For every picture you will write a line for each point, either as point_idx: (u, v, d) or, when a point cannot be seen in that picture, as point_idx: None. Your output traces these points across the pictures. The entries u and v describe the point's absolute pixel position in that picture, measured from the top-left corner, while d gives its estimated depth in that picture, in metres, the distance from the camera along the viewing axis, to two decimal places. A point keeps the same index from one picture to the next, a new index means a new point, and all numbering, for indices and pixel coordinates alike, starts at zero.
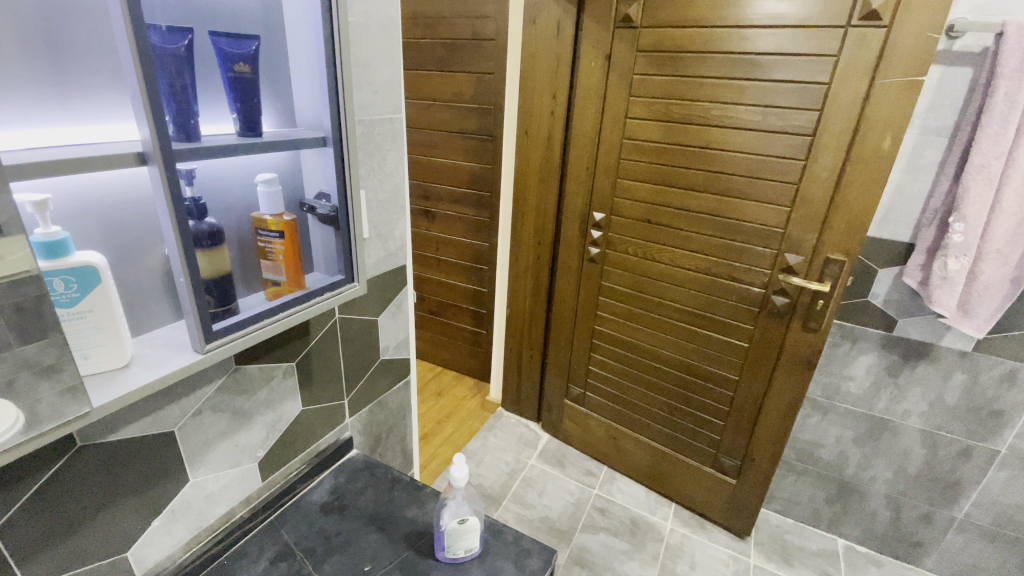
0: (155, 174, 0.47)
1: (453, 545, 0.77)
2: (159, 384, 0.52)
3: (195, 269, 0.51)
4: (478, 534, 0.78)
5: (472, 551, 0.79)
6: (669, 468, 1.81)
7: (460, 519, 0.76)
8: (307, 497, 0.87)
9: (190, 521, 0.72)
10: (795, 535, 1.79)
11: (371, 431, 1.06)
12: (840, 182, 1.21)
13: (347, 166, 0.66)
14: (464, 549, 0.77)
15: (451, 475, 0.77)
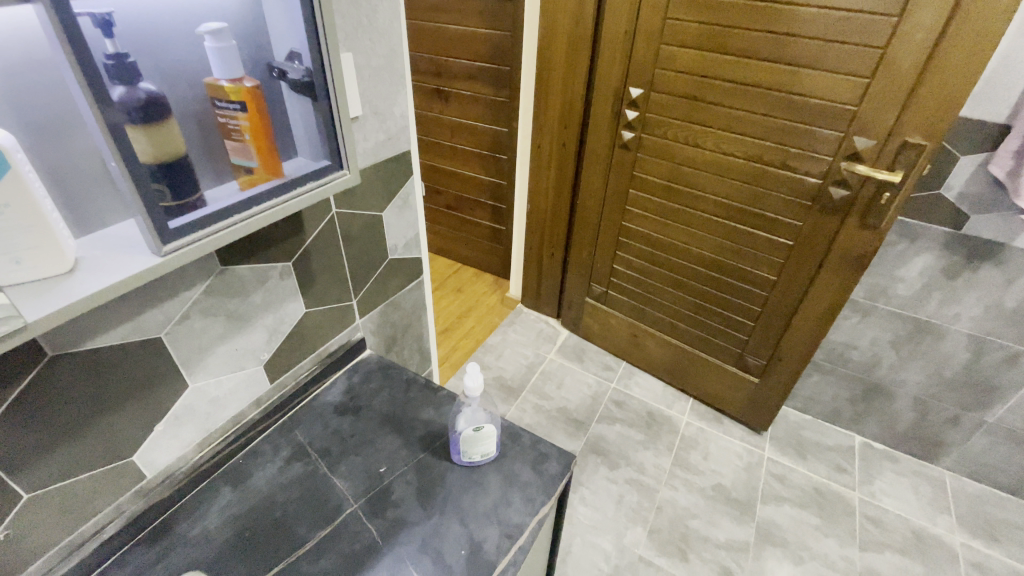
0: (44, 17, 0.35)
1: (469, 451, 0.74)
2: (113, 293, 0.44)
3: (130, 151, 0.41)
4: (496, 440, 0.75)
5: (488, 455, 0.75)
6: (690, 366, 1.78)
7: (475, 427, 0.72)
8: (321, 397, 0.85)
9: (199, 424, 0.69)
10: (812, 431, 1.80)
11: (385, 332, 1.01)
12: (939, 44, 0.97)
13: (319, 14, 0.51)
14: (480, 454, 0.74)
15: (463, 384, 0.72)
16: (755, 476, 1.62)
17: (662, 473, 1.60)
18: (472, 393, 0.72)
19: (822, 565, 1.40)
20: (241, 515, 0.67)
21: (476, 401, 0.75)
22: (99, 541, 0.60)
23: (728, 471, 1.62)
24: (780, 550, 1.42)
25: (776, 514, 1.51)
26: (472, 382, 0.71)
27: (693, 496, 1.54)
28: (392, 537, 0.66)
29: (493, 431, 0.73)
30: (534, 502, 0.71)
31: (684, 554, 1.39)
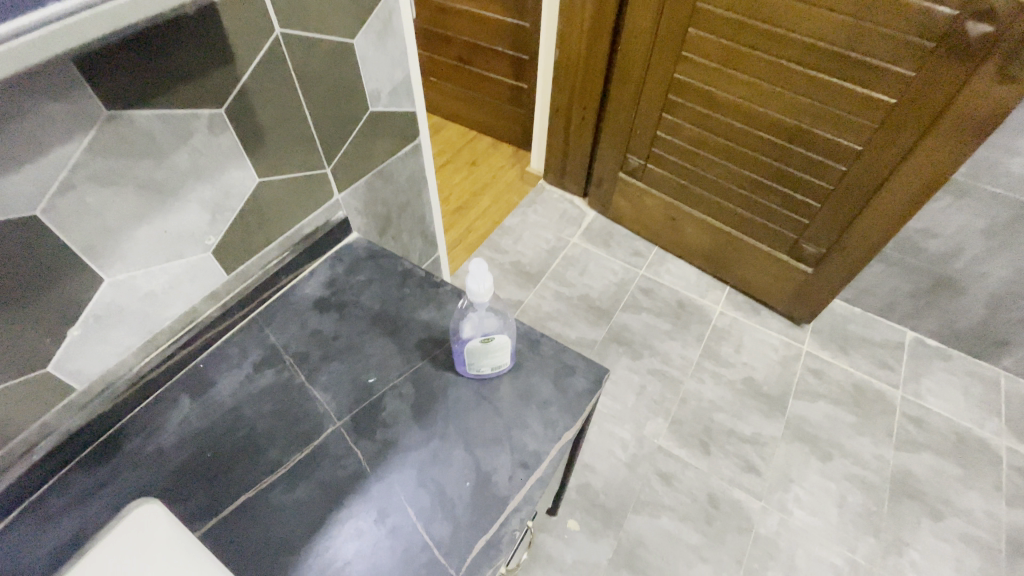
0: None
1: (476, 365, 0.59)
2: None
3: None
4: (510, 351, 0.59)
5: (500, 367, 0.60)
6: (733, 252, 1.58)
7: (483, 339, 0.56)
8: (297, 291, 0.69)
9: (137, 325, 0.55)
10: (859, 325, 1.63)
11: (375, 210, 0.81)
12: None
13: None
14: (491, 367, 0.59)
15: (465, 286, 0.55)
16: (791, 371, 1.50)
17: (690, 365, 1.48)
18: (479, 298, 0.55)
19: (852, 463, 1.33)
20: (202, 432, 0.56)
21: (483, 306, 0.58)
22: (28, 463, 0.50)
23: (761, 365, 1.51)
24: (809, 446, 1.35)
25: (808, 410, 1.42)
26: (477, 284, 0.54)
27: (721, 390, 1.44)
28: (381, 463, 0.54)
29: (507, 342, 0.57)
30: (556, 425, 0.57)
31: (707, 447, 1.33)
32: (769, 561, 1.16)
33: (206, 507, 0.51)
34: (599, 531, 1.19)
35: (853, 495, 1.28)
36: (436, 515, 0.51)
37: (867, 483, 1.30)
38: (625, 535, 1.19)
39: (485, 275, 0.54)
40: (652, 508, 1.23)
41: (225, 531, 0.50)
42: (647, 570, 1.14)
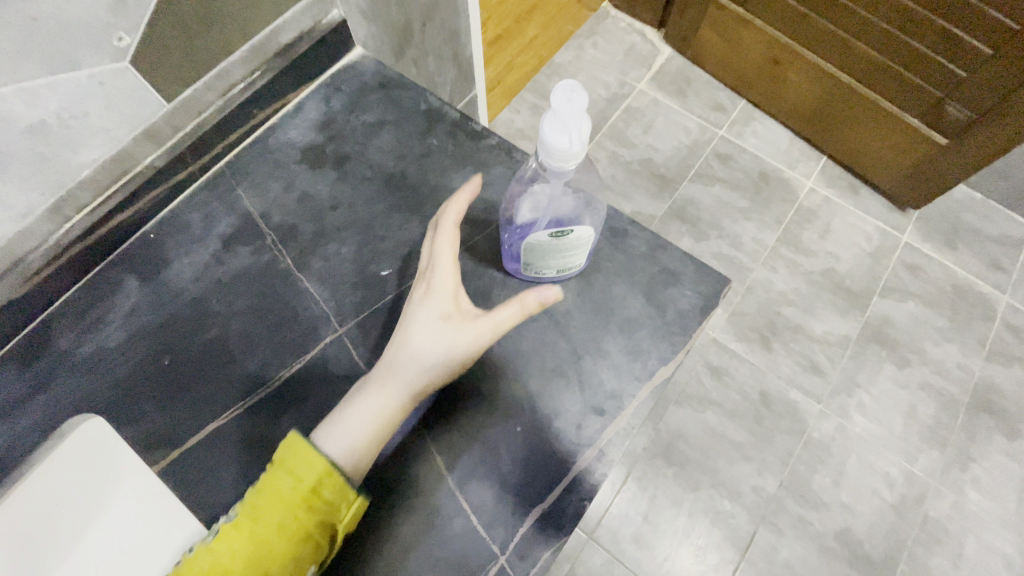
0: None
1: (534, 264, 0.44)
2: None
3: None
4: (586, 252, 0.44)
5: (568, 270, 0.45)
6: (845, 112, 1.25)
7: (556, 232, 0.40)
8: (278, 134, 0.49)
9: (31, 175, 0.36)
10: (975, 215, 1.34)
11: (389, 13, 0.55)
12: None
13: None
14: (555, 270, 0.44)
15: (544, 143, 0.37)
16: (881, 265, 1.27)
17: (762, 251, 1.27)
18: (563, 164, 0.37)
19: (931, 371, 1.18)
20: (156, 331, 0.41)
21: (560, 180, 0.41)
22: None
23: (847, 254, 1.28)
24: (886, 350, 1.19)
25: (893, 311, 1.23)
26: (565, 142, 0.36)
27: (795, 281, 1.24)
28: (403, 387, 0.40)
29: (586, 239, 0.41)
30: None
31: (768, 343, 1.18)
32: (818, 465, 1.09)
33: (171, 433, 0.39)
34: None
35: (924, 406, 1.15)
36: None
37: (944, 395, 1.16)
38: (665, 427, 1.11)
39: (579, 129, 0.36)
40: (698, 403, 1.13)
41: (200, 465, 0.38)
42: (683, 462, 1.08)
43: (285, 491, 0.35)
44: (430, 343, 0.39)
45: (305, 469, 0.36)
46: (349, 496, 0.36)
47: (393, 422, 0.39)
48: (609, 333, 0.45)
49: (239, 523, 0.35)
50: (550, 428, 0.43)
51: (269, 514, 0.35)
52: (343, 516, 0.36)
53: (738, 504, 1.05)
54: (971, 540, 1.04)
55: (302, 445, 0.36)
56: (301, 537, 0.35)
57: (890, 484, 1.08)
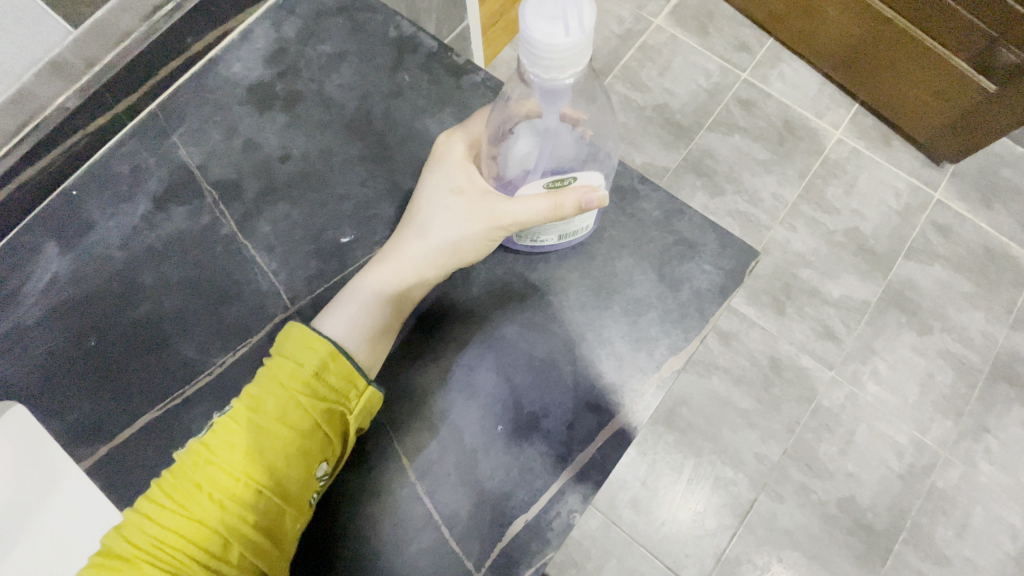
0: None
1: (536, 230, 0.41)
2: None
3: None
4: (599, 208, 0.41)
5: (586, 228, 0.43)
6: (883, 52, 1.12)
7: (555, 179, 0.39)
8: (222, 69, 0.45)
9: None
10: (1018, 170, 1.23)
11: None
12: None
13: None
14: (560, 234, 0.42)
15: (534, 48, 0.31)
16: (910, 225, 1.18)
17: (782, 208, 1.18)
18: (567, 67, 0.31)
19: (953, 338, 1.12)
20: (81, 304, 0.40)
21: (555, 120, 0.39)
22: None
23: (873, 213, 1.19)
24: (906, 316, 1.12)
25: (918, 274, 1.15)
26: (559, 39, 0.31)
27: (814, 241, 1.16)
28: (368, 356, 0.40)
29: (598, 181, 0.40)
30: None
31: (781, 307, 1.12)
32: (825, 433, 1.05)
33: (97, 422, 0.38)
34: None
35: (941, 374, 1.09)
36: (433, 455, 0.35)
37: (964, 364, 1.10)
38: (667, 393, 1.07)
39: (576, 16, 0.31)
40: (704, 368, 1.09)
41: (140, 436, 0.38)
42: (686, 429, 1.05)
43: (291, 379, 0.37)
44: (444, 225, 0.41)
45: (307, 354, 0.38)
46: (355, 387, 0.38)
47: (385, 318, 0.41)
48: (578, 291, 0.44)
49: (239, 415, 0.36)
50: (511, 396, 0.42)
51: (271, 404, 0.37)
52: (352, 406, 0.38)
53: (740, 472, 1.03)
54: (978, 511, 1.01)
55: (307, 332, 0.38)
56: (309, 427, 0.37)
57: (899, 454, 1.04)
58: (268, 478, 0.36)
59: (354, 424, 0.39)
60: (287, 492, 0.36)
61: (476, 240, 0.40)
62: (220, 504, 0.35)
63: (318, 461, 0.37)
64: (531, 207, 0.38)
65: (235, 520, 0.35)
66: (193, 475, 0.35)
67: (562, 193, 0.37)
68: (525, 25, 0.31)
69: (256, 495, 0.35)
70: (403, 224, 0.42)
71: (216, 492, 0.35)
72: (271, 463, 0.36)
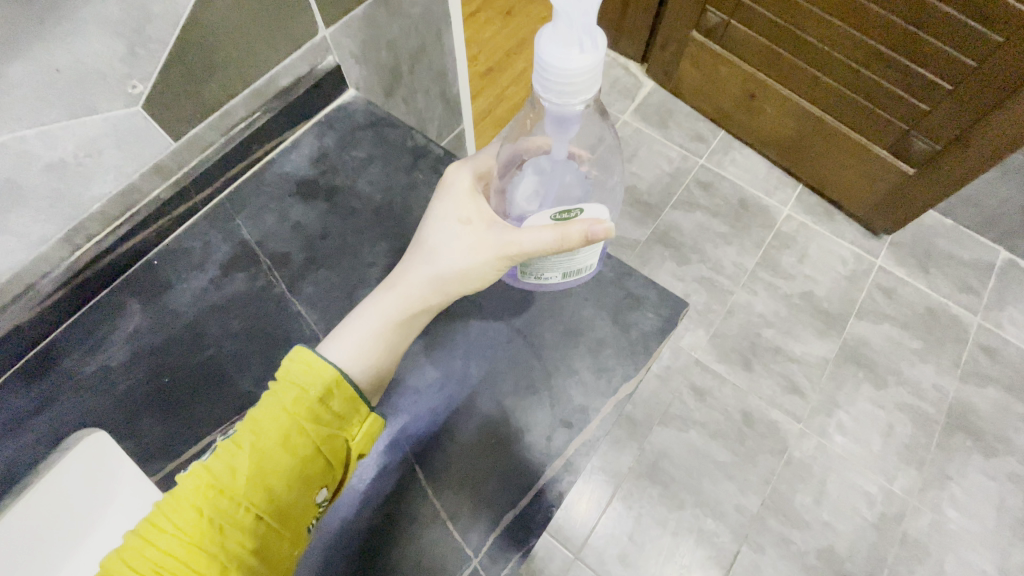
0: None
1: (539, 268, 0.44)
2: None
3: None
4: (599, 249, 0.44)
5: (586, 270, 0.46)
6: (818, 142, 1.31)
7: (562, 211, 0.41)
8: (276, 166, 0.54)
9: (45, 206, 0.40)
10: (948, 240, 1.40)
11: (381, 57, 0.59)
12: None
13: None
14: (563, 272, 0.45)
15: (546, 69, 0.33)
16: (857, 287, 1.32)
17: (742, 274, 1.31)
18: (581, 90, 0.33)
19: (908, 391, 1.22)
20: (156, 350, 0.45)
21: (563, 152, 0.44)
22: None
23: (824, 278, 1.33)
24: (863, 371, 1.23)
25: (870, 332, 1.27)
26: (570, 63, 0.32)
27: (774, 303, 1.29)
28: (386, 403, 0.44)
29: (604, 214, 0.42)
30: (610, 374, 0.46)
31: (749, 365, 1.22)
32: (799, 484, 1.11)
33: (166, 446, 0.42)
34: (622, 440, 1.14)
35: (902, 425, 1.18)
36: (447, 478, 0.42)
37: (921, 415, 1.19)
38: (650, 447, 1.14)
39: (589, 36, 0.32)
40: (682, 423, 1.16)
41: None
42: (668, 482, 1.10)
43: (295, 405, 0.38)
44: (449, 257, 0.44)
45: (311, 380, 0.39)
46: (357, 413, 0.40)
47: (386, 342, 0.43)
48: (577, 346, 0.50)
49: (241, 439, 0.37)
50: None
51: (273, 428, 0.37)
52: (354, 433, 0.40)
53: (722, 523, 1.07)
54: (950, 558, 1.06)
55: (311, 359, 0.40)
56: (311, 453, 0.38)
57: (870, 502, 1.10)
58: (269, 504, 0.36)
59: (354, 449, 0.40)
60: (288, 517, 0.37)
61: (484, 268, 0.43)
62: (220, 529, 0.34)
63: (318, 485, 0.38)
64: (536, 237, 0.40)
65: (234, 545, 0.35)
66: (194, 500, 0.34)
67: (568, 225, 0.39)
68: (540, 57, 0.33)
69: (256, 520, 0.36)
70: (412, 252, 0.46)
71: (216, 517, 0.34)
72: (273, 489, 0.36)
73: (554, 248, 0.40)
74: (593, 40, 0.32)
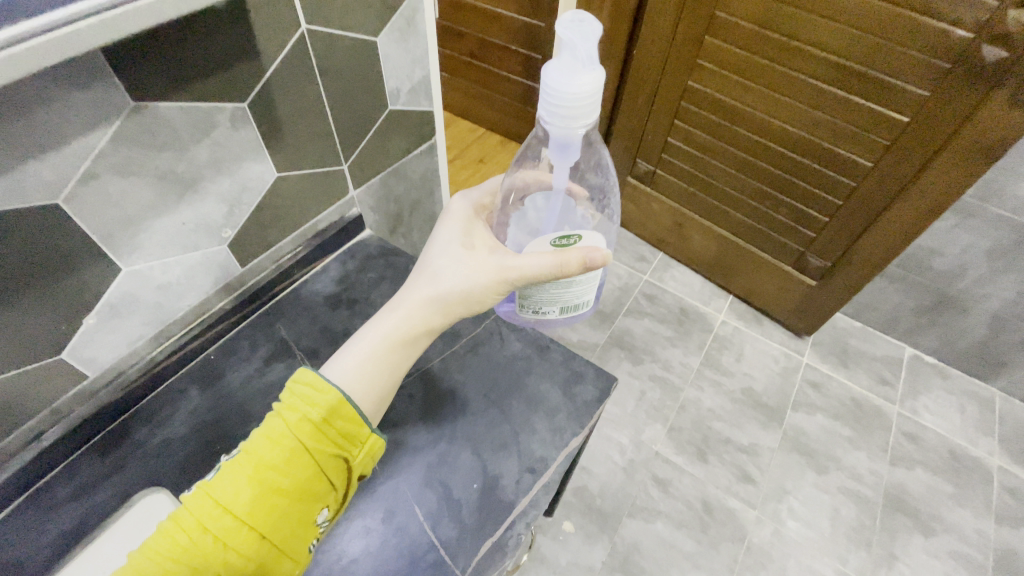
0: None
1: (539, 301, 0.55)
2: None
3: None
4: (590, 290, 0.56)
5: (582, 305, 0.58)
6: (738, 260, 1.58)
7: (562, 238, 0.51)
8: (308, 285, 0.71)
9: (148, 314, 0.55)
10: (860, 339, 1.64)
11: (387, 206, 0.81)
12: None
13: None
14: (560, 307, 0.56)
15: (553, 98, 0.44)
16: (790, 382, 1.51)
17: (690, 372, 1.49)
18: (575, 113, 0.44)
19: (847, 476, 1.34)
20: (209, 425, 0.57)
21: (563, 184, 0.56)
22: (36, 451, 0.50)
23: (761, 374, 1.51)
24: (806, 458, 1.36)
25: (806, 422, 1.43)
26: (570, 93, 0.44)
27: (720, 398, 1.45)
28: (390, 462, 0.55)
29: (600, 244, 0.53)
30: (563, 432, 0.58)
31: (704, 455, 1.34)
32: (762, 571, 1.17)
33: None
34: (594, 534, 1.20)
35: (847, 508, 1.28)
36: (443, 517, 0.52)
37: (862, 498, 1.31)
38: (620, 540, 1.20)
39: (588, 68, 0.44)
40: (648, 514, 1.24)
41: None
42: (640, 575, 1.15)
43: (298, 428, 0.42)
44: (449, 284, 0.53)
45: (318, 396, 0.43)
46: (360, 435, 0.45)
47: (393, 355, 0.51)
48: None
49: (247, 463, 0.41)
50: None
51: (275, 451, 0.41)
52: (353, 454, 0.45)
53: None
54: None
55: (316, 380, 0.44)
56: (313, 475, 0.42)
57: None
58: (270, 522, 0.40)
59: (353, 469, 0.45)
60: (287, 531, 0.42)
61: (486, 291, 0.53)
62: (224, 545, 0.39)
63: (318, 504, 0.43)
64: (539, 262, 0.50)
65: (235, 562, 0.39)
66: (199, 516, 0.39)
67: (569, 254, 0.50)
68: (549, 88, 0.44)
69: (257, 538, 0.40)
70: (416, 277, 0.55)
71: (221, 535, 0.39)
72: (275, 511, 0.41)
73: (554, 271, 0.50)
74: (588, 77, 0.43)
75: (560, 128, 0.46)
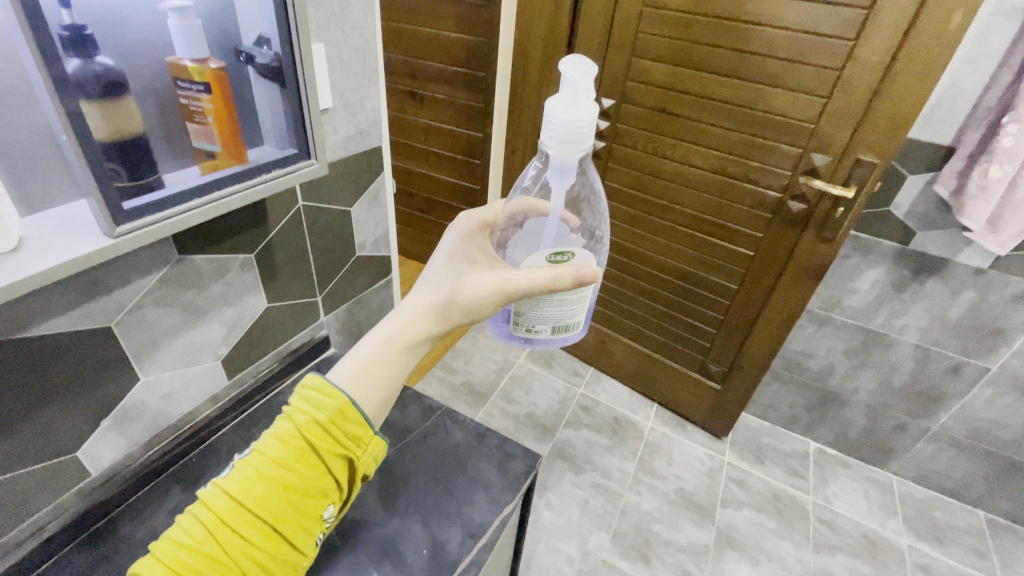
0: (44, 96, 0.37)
1: (535, 317, 0.61)
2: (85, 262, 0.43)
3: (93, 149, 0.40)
4: (579, 310, 0.62)
5: (573, 323, 0.64)
6: (656, 371, 1.81)
7: (557, 254, 0.58)
8: (281, 395, 0.84)
9: (148, 421, 0.66)
10: (770, 437, 1.85)
11: (349, 329, 0.98)
12: (883, 82, 1.05)
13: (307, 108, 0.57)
14: (552, 326, 0.63)
15: (557, 124, 0.54)
16: (716, 480, 1.65)
17: (627, 477, 1.61)
18: (574, 136, 0.54)
19: (778, 567, 1.44)
20: None
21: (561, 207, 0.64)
22: (36, 542, 0.57)
23: (690, 475, 1.65)
24: (739, 552, 1.45)
25: (734, 517, 1.55)
26: (571, 120, 0.53)
27: (657, 500, 1.56)
28: (352, 538, 0.65)
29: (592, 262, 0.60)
30: (498, 502, 0.71)
31: (647, 558, 1.40)
32: None
33: None
34: None
35: None
36: None
37: None
38: None
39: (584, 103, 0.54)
40: None
41: None
42: None
43: (307, 429, 0.51)
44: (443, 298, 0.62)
45: (326, 398, 0.52)
46: (365, 436, 0.54)
47: (388, 356, 0.60)
48: None
49: (258, 467, 0.49)
50: None
51: (285, 450, 0.50)
52: (357, 454, 0.53)
53: None
54: None
55: (325, 386, 0.53)
56: (316, 474, 0.51)
57: None
58: (278, 518, 0.49)
59: (357, 467, 0.53)
60: (293, 524, 0.50)
61: (486, 304, 0.59)
62: (239, 537, 0.48)
63: (323, 502, 0.52)
64: (536, 276, 0.56)
65: (247, 552, 0.48)
66: (218, 513, 0.48)
67: (563, 269, 0.56)
68: (554, 116, 0.54)
69: (266, 530, 0.49)
70: (420, 289, 0.64)
71: (236, 529, 0.48)
72: (282, 508, 0.50)
73: (550, 284, 0.56)
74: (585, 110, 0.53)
75: (561, 149, 0.55)
